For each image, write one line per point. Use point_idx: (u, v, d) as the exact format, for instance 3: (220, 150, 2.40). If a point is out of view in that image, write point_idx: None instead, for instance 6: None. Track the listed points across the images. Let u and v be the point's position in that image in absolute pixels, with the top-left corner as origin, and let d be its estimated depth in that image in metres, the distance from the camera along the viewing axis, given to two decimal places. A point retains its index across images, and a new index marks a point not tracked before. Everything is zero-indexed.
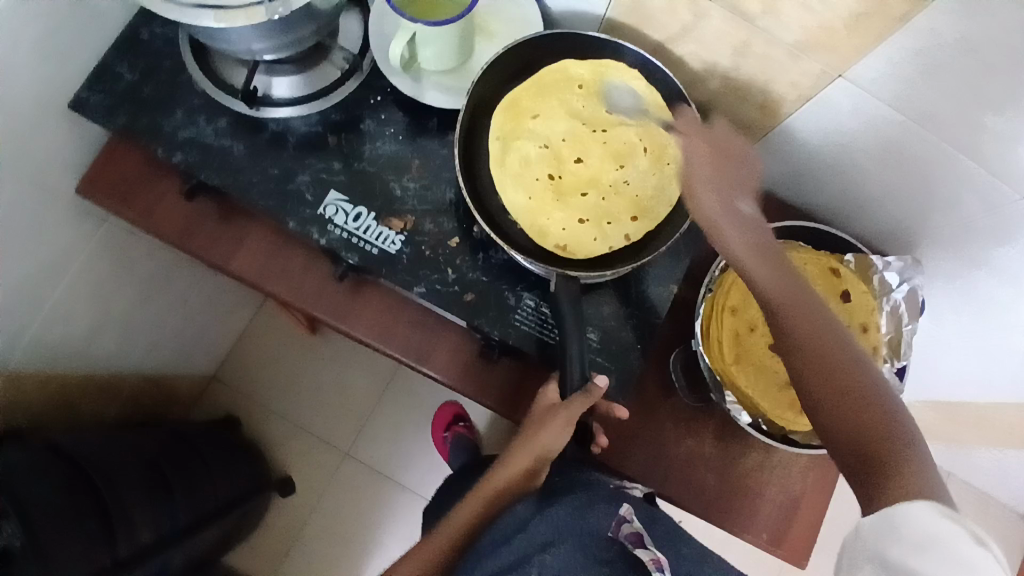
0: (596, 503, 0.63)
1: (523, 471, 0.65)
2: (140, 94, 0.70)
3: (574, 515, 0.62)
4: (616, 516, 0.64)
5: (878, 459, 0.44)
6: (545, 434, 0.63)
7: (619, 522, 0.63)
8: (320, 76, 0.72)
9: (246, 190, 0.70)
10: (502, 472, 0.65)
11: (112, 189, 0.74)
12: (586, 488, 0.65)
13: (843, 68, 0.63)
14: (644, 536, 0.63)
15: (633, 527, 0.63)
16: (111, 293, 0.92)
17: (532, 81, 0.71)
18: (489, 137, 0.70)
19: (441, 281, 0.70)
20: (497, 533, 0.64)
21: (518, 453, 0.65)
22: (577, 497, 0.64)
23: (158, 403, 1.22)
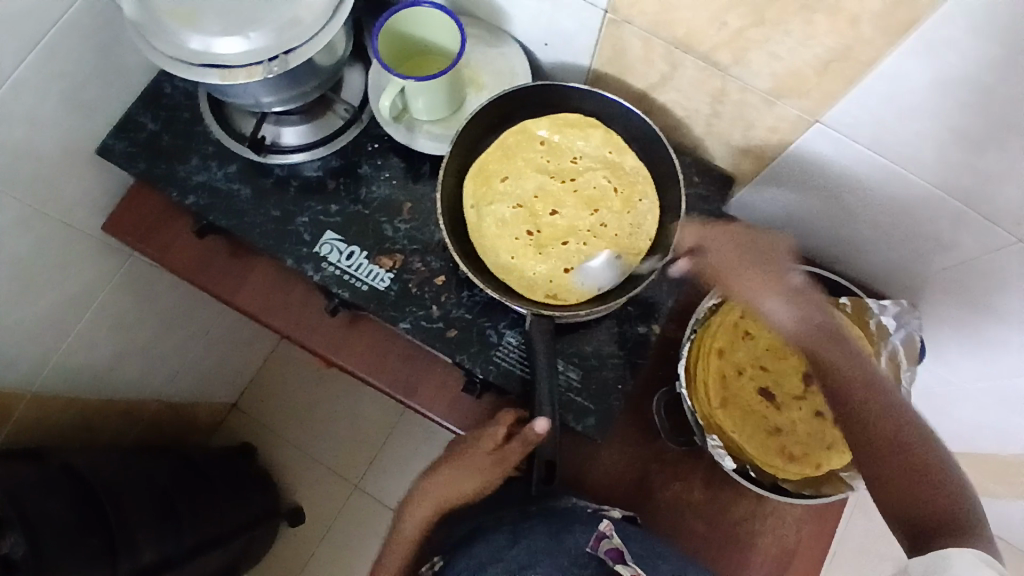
0: (572, 526, 0.64)
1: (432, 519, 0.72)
2: (159, 142, 0.77)
3: (549, 539, 0.63)
4: (594, 532, 0.64)
5: (931, 522, 0.51)
6: (466, 483, 0.71)
7: (598, 538, 0.64)
8: (323, 124, 0.78)
9: (249, 230, 0.75)
10: (414, 516, 0.72)
11: (134, 227, 0.81)
12: (559, 516, 0.65)
13: (817, 114, 0.64)
14: (623, 549, 0.63)
15: (612, 542, 0.64)
16: (136, 322, 1.00)
17: (495, 145, 0.75)
18: (464, 206, 0.74)
19: (426, 317, 0.73)
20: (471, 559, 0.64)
21: (425, 500, 0.72)
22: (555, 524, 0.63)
23: (179, 430, 1.28)
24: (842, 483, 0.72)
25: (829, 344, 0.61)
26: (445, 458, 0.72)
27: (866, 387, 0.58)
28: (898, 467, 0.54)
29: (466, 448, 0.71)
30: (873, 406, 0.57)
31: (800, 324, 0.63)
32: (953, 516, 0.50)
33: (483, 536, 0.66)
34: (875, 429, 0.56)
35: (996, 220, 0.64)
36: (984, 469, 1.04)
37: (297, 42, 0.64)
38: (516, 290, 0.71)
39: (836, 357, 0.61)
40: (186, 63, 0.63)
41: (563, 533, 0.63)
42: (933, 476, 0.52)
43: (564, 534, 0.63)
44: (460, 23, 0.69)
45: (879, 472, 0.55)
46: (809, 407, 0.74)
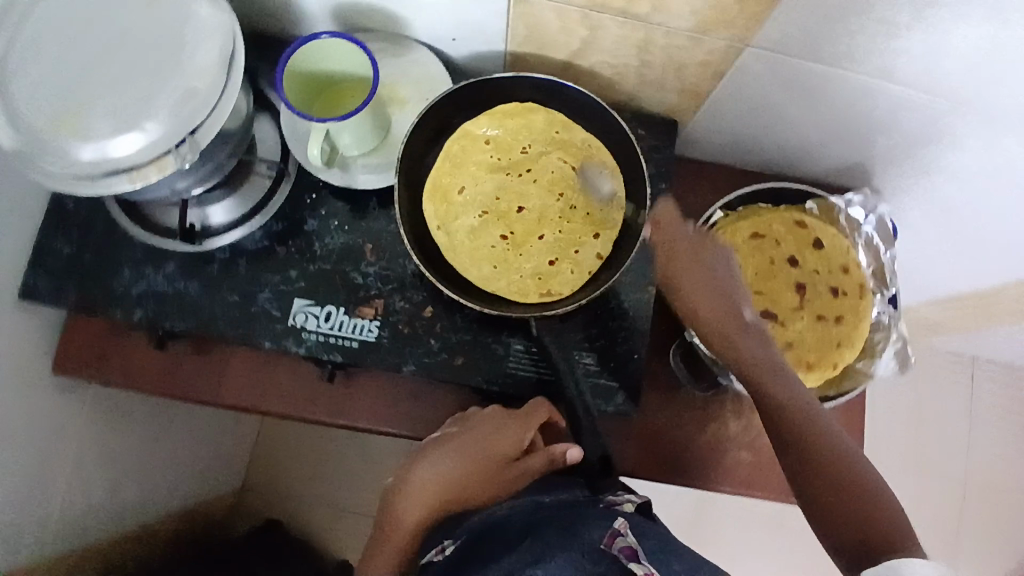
0: (586, 522, 0.57)
1: (426, 517, 0.66)
2: (82, 264, 0.71)
3: (562, 533, 0.55)
4: (609, 530, 0.55)
5: (871, 540, 0.50)
6: (474, 482, 0.67)
7: (612, 536, 0.55)
8: (252, 191, 0.72)
9: (214, 325, 0.70)
10: (406, 511, 0.66)
11: (86, 360, 0.75)
12: (574, 509, 0.59)
13: (746, 39, 0.63)
14: (639, 549, 0.53)
15: (626, 541, 0.54)
16: (118, 448, 0.93)
17: (441, 158, 0.72)
18: (431, 228, 0.71)
19: (427, 352, 0.70)
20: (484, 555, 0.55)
21: (416, 499, 0.66)
22: (565, 519, 0.57)
23: (200, 533, 1.22)
24: (860, 373, 0.77)
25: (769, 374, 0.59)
26: (447, 449, 0.68)
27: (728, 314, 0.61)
28: (842, 495, 0.52)
29: (480, 438, 0.68)
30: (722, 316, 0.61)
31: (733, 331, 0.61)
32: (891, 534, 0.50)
33: (500, 531, 0.59)
34: (818, 443, 0.54)
35: (933, 90, 0.65)
36: (965, 308, 1.11)
37: (198, 118, 0.58)
38: (507, 297, 0.70)
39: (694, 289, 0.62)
40: (89, 177, 0.58)
41: (577, 526, 0.56)
42: (877, 515, 0.51)
43: (578, 528, 0.55)
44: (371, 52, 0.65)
45: (831, 496, 0.53)
46: (810, 313, 0.76)
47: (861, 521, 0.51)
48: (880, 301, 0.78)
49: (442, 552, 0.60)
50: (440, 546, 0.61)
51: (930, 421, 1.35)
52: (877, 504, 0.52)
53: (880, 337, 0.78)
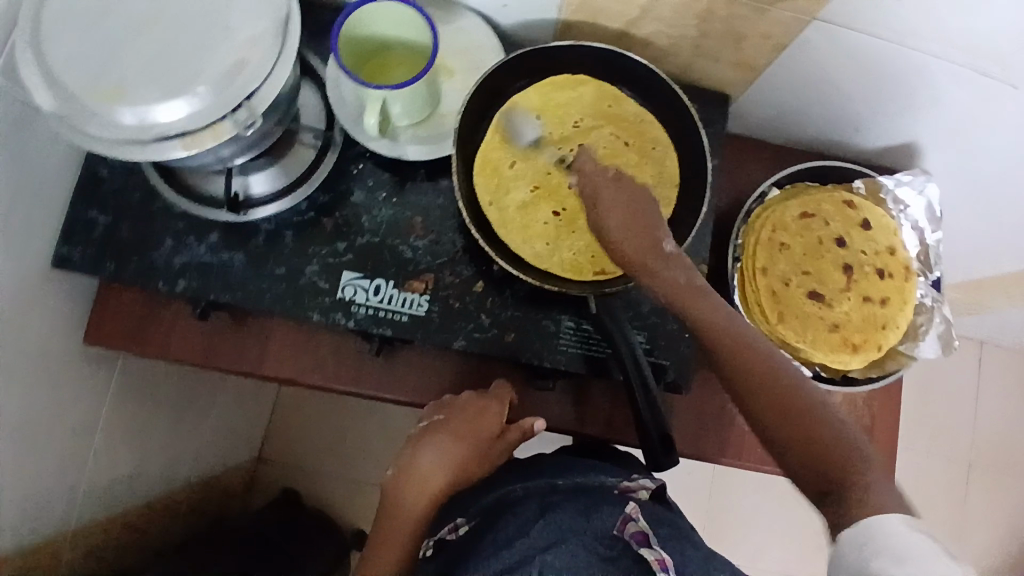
0: (600, 505, 0.60)
1: (432, 502, 0.69)
2: (121, 237, 0.69)
3: (575, 517, 0.58)
4: (622, 515, 0.58)
5: (846, 481, 0.45)
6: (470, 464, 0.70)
7: (624, 520, 0.58)
8: (295, 161, 0.70)
9: (259, 299, 0.68)
10: (411, 501, 0.68)
11: (125, 332, 0.73)
12: (587, 493, 0.62)
13: (812, 11, 0.62)
14: (650, 535, 0.56)
15: (639, 525, 0.57)
16: (146, 420, 0.92)
17: (491, 131, 0.70)
18: (482, 205, 0.69)
19: (478, 328, 0.69)
20: (500, 537, 0.58)
21: (420, 487, 0.69)
22: (584, 501, 0.61)
23: (219, 505, 1.22)
24: (902, 355, 0.78)
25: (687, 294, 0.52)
26: (438, 437, 0.69)
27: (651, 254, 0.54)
28: (804, 441, 0.46)
29: (468, 425, 0.69)
30: (646, 256, 0.54)
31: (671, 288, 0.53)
32: (851, 472, 0.45)
33: (515, 511, 0.62)
34: (773, 393, 0.48)
35: (991, 69, 0.65)
36: (983, 288, 1.12)
37: (255, 85, 0.56)
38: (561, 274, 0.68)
39: (624, 240, 0.55)
40: (141, 143, 0.55)
41: (591, 511, 0.59)
42: (837, 449, 0.46)
43: (592, 513, 0.59)
44: (428, 18, 0.62)
45: (799, 456, 0.47)
46: (856, 295, 0.76)
47: (827, 456, 0.46)
48: (925, 285, 0.79)
49: (456, 532, 0.64)
50: (454, 525, 0.65)
51: (940, 401, 1.37)
52: (853, 458, 0.46)
53: (923, 319, 0.78)
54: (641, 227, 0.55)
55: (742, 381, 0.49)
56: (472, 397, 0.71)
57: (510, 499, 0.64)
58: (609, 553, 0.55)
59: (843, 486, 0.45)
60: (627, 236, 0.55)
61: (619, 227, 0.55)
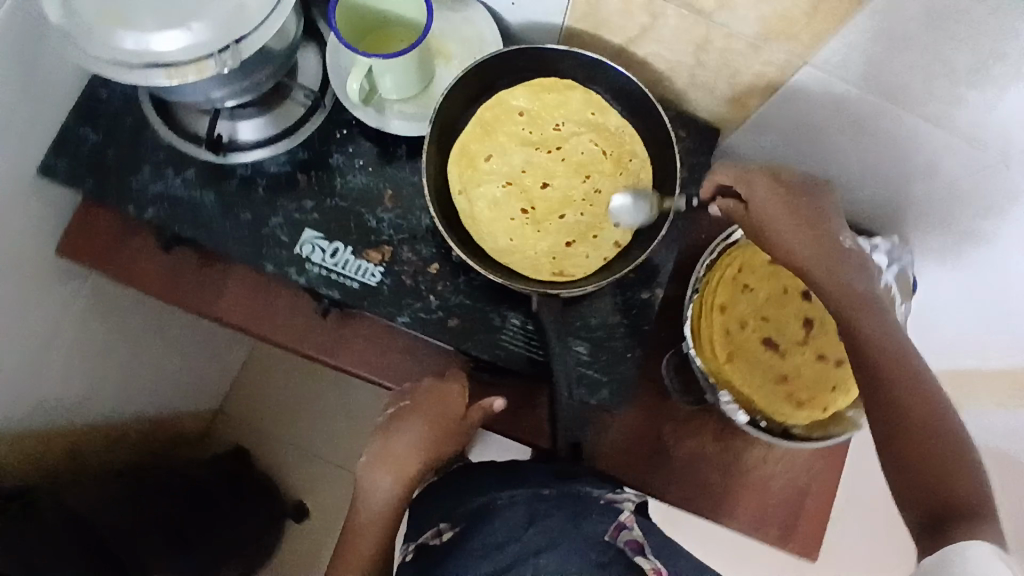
0: (589, 513, 0.60)
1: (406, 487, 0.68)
2: (104, 156, 0.71)
3: (567, 522, 0.59)
4: (615, 522, 0.60)
5: (947, 508, 0.46)
6: (445, 448, 0.68)
7: (617, 528, 0.59)
8: (284, 115, 0.71)
9: (221, 239, 0.70)
10: (375, 496, 0.67)
11: (91, 249, 0.75)
12: (577, 500, 0.61)
13: (806, 56, 0.62)
14: (644, 544, 0.58)
15: (633, 534, 0.59)
16: (106, 344, 0.94)
17: (473, 122, 0.71)
18: (452, 192, 0.71)
19: (424, 308, 0.70)
20: (487, 536, 0.58)
21: (395, 472, 0.67)
22: (572, 507, 0.60)
23: (169, 447, 1.24)
24: (848, 421, 0.75)
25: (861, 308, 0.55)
26: (407, 423, 0.67)
27: (826, 261, 0.57)
28: (928, 459, 0.48)
29: (438, 413, 0.68)
30: (826, 269, 0.57)
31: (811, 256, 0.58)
32: (962, 496, 0.46)
33: (498, 515, 0.60)
34: (908, 409, 0.50)
35: (982, 145, 0.63)
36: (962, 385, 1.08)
37: (245, 30, 0.58)
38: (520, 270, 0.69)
39: (794, 244, 0.58)
40: (125, 66, 0.57)
41: (580, 518, 0.59)
42: (965, 474, 0.47)
43: (582, 520, 0.59)
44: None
45: (908, 479, 0.48)
46: (811, 350, 0.76)
47: (950, 477, 0.47)
48: None
49: (440, 536, 0.62)
50: (438, 529, 0.62)
51: None
52: (964, 465, 0.47)
53: None
54: (807, 227, 0.58)
55: (883, 404, 0.51)
56: (433, 383, 0.69)
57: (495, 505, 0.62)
58: (603, 559, 0.56)
59: (948, 509, 0.46)
60: (802, 244, 0.58)
61: (790, 228, 0.58)
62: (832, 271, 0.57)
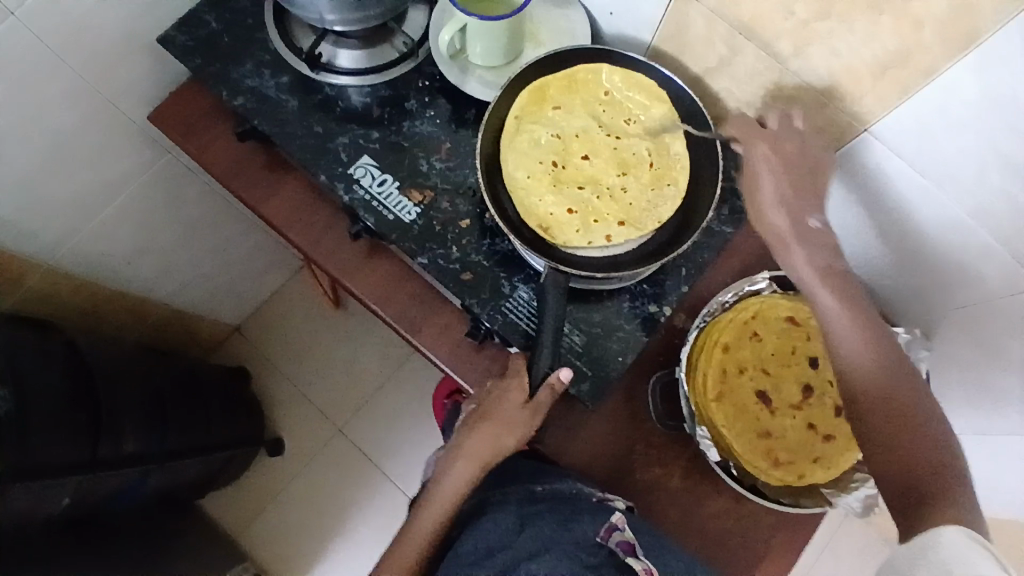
0: (580, 514, 0.68)
1: (479, 474, 0.73)
2: (219, 42, 0.79)
3: (557, 526, 0.66)
4: (606, 523, 0.67)
5: (923, 494, 0.51)
6: (509, 440, 0.71)
7: (610, 529, 0.67)
8: (379, 54, 0.79)
9: (290, 140, 0.76)
10: (449, 489, 0.72)
11: (177, 122, 0.83)
12: (567, 503, 0.69)
13: (867, 120, 0.64)
14: (634, 545, 0.66)
15: (624, 535, 0.66)
16: (160, 220, 1.03)
17: (566, 74, 0.76)
18: (509, 110, 0.75)
19: (444, 256, 0.73)
20: (480, 541, 0.67)
21: (472, 457, 0.72)
22: (562, 511, 0.68)
23: (181, 342, 1.30)
24: (822, 497, 0.73)
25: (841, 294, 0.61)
26: (480, 423, 0.72)
27: (845, 288, 0.61)
28: (908, 451, 0.53)
29: (500, 411, 0.70)
30: (841, 293, 0.61)
31: (819, 271, 0.62)
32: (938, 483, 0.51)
33: (491, 514, 0.70)
34: (897, 414, 0.55)
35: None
36: None
37: None
38: (515, 204, 0.73)
39: (796, 262, 0.63)
40: None
41: (570, 521, 0.67)
42: (942, 467, 0.52)
43: (572, 522, 0.67)
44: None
45: (894, 476, 0.53)
46: (802, 417, 0.75)
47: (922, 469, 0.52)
48: None
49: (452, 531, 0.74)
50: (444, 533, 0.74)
51: None
52: (945, 463, 0.52)
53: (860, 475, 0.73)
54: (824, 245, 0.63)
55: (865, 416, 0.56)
56: (496, 384, 0.72)
57: (488, 509, 0.71)
58: (593, 560, 0.63)
59: (932, 498, 0.51)
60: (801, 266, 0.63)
61: (800, 259, 0.63)
62: (850, 302, 0.60)
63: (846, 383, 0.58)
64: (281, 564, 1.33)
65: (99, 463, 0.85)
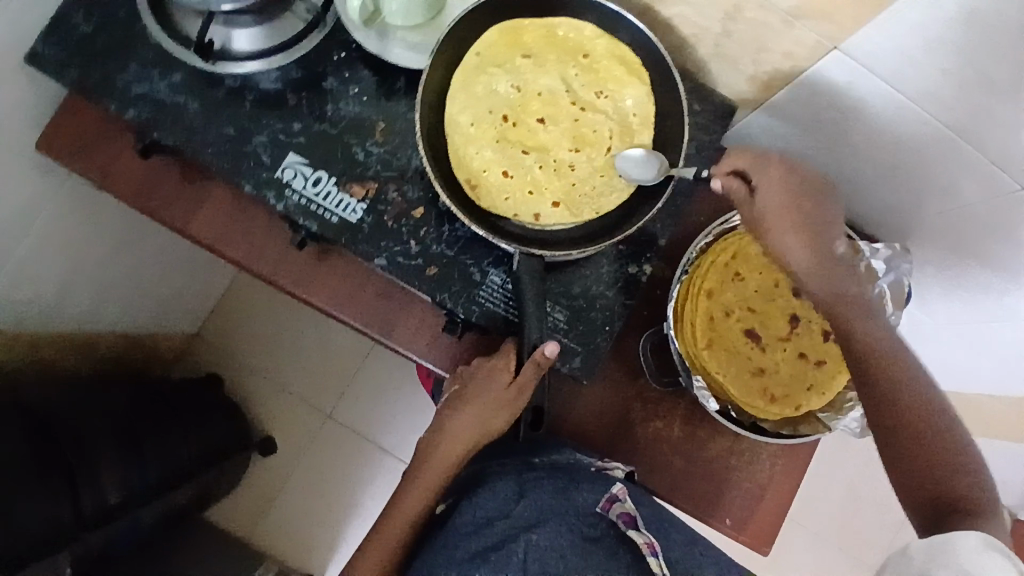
0: (581, 481, 0.66)
1: (466, 453, 0.71)
2: (93, 45, 0.68)
3: (556, 495, 0.65)
4: (607, 493, 0.64)
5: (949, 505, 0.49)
6: (495, 420, 0.70)
7: (610, 500, 0.64)
8: (282, 28, 0.67)
9: (199, 150, 0.66)
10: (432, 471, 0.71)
11: (67, 144, 0.72)
12: (565, 472, 0.66)
13: (837, 40, 0.58)
14: (635, 516, 0.63)
15: (624, 507, 0.63)
16: (80, 247, 0.93)
17: (546, 25, 0.67)
18: (472, 48, 0.67)
19: (404, 253, 0.67)
20: (478, 511, 0.66)
21: (456, 437, 0.71)
22: (560, 480, 0.65)
23: (140, 362, 1.23)
24: (819, 423, 0.73)
25: (852, 310, 0.57)
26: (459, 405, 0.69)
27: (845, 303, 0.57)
28: (931, 460, 0.51)
29: (479, 391, 0.68)
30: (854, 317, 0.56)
31: (843, 302, 0.57)
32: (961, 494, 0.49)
33: (489, 484, 0.68)
34: (912, 422, 0.52)
35: (1006, 169, 0.60)
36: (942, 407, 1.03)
37: None
38: (448, 151, 0.66)
39: (824, 289, 0.58)
40: None
41: (569, 490, 0.65)
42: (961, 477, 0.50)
43: (571, 492, 0.65)
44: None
45: (916, 479, 0.52)
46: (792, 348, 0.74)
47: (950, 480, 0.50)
48: None
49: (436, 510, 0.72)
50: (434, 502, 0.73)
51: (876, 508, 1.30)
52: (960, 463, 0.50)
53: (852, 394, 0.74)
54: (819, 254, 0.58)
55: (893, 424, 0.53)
56: (484, 360, 0.68)
57: (484, 478, 0.69)
58: (591, 532, 0.62)
59: (957, 508, 0.49)
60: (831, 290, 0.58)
61: (821, 280, 0.58)
62: (833, 300, 0.57)
63: (885, 433, 0.54)
64: (300, 552, 1.34)
65: (88, 523, 0.82)
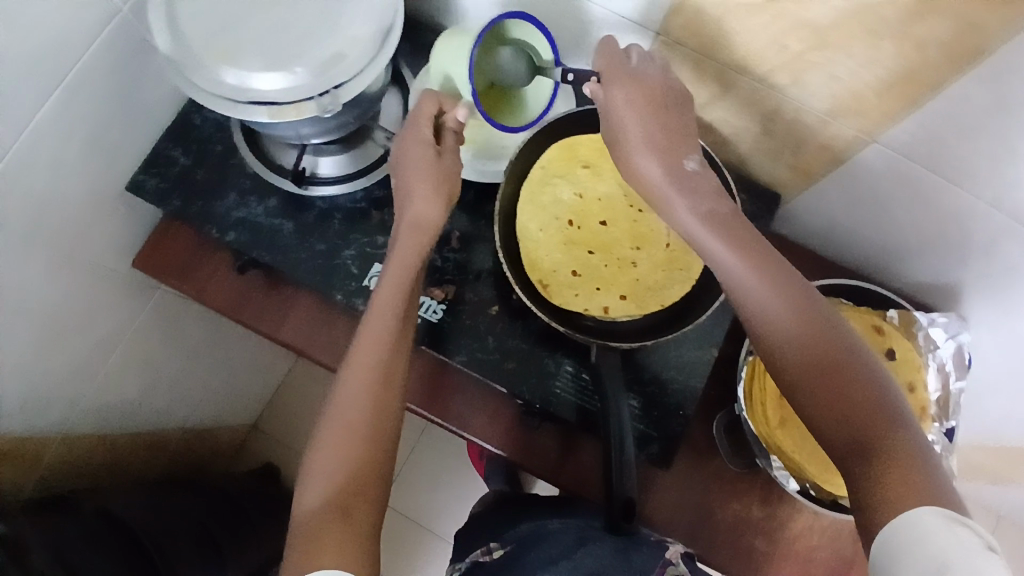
0: (639, 547, 0.62)
1: (390, 363, 0.57)
2: (194, 178, 0.77)
3: (617, 555, 0.61)
4: (661, 558, 0.61)
5: (874, 460, 0.44)
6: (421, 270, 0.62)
7: (664, 565, 0.61)
8: (364, 154, 0.75)
9: (295, 266, 0.74)
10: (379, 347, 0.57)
11: (166, 266, 0.79)
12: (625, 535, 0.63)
13: (875, 135, 0.64)
14: None
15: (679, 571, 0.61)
16: (161, 351, 0.98)
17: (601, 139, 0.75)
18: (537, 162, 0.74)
19: (482, 349, 0.71)
20: (542, 553, 0.64)
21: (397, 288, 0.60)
22: (621, 540, 0.62)
23: (203, 459, 1.25)
24: None
25: (746, 248, 0.52)
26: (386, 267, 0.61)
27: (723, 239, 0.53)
28: (848, 410, 0.46)
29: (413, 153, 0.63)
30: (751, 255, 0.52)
31: (719, 230, 0.53)
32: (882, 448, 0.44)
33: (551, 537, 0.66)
34: (827, 370, 0.47)
35: None
36: (1008, 461, 1.01)
37: (346, 76, 0.60)
38: (521, 256, 0.72)
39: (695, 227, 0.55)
40: (228, 100, 0.59)
41: (629, 552, 0.61)
42: (883, 428, 0.44)
43: (631, 553, 0.61)
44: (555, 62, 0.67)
45: (835, 430, 0.46)
46: None
47: (859, 437, 0.45)
48: (937, 431, 0.74)
49: (490, 554, 0.71)
50: (488, 548, 0.72)
51: None
52: (880, 414, 0.45)
53: None
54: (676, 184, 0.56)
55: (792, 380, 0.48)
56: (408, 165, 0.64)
57: (545, 532, 0.68)
58: None
59: (875, 464, 0.44)
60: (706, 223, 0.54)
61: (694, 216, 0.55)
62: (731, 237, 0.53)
63: (790, 383, 0.49)
64: None
65: None
